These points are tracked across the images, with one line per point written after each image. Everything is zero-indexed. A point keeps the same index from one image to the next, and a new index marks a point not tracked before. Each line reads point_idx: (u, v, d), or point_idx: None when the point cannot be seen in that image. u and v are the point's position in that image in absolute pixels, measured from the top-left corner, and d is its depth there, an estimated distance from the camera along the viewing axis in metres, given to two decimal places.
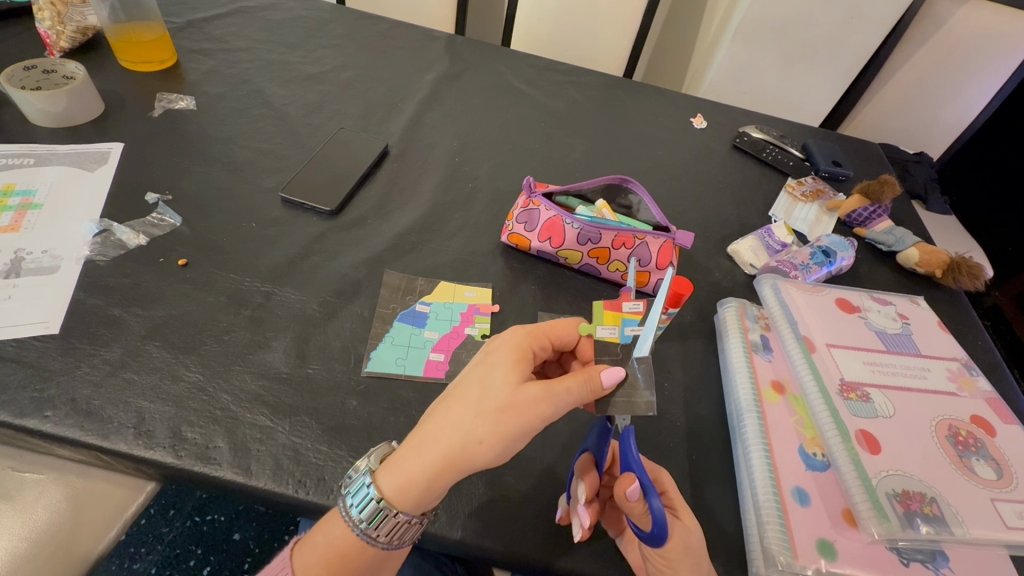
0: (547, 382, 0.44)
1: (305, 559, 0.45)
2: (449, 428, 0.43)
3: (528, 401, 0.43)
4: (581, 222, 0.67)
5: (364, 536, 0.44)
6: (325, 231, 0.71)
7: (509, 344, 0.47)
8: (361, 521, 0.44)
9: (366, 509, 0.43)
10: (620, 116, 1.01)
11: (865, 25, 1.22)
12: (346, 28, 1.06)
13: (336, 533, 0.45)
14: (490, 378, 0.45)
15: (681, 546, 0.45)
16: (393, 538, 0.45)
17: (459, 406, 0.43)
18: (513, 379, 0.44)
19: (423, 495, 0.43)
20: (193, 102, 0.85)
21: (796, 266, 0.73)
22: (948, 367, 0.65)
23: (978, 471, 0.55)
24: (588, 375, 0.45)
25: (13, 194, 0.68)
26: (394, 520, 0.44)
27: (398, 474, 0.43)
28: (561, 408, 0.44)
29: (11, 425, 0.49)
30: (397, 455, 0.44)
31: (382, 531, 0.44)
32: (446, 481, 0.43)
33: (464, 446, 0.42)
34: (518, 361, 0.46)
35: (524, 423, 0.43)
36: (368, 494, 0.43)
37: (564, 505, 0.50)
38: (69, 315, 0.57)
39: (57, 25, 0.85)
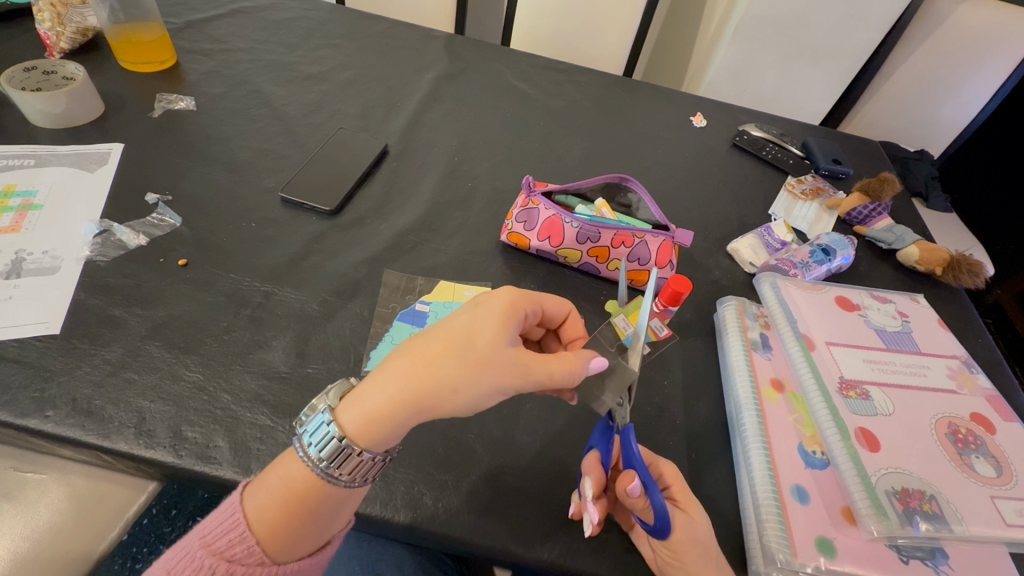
0: (533, 355, 0.44)
1: (256, 500, 0.43)
2: (429, 372, 0.43)
3: (512, 368, 0.43)
4: (580, 221, 0.67)
5: (323, 474, 0.43)
6: (324, 231, 0.72)
7: (503, 300, 0.47)
8: (320, 460, 0.43)
9: (325, 448, 0.43)
10: (620, 115, 1.01)
11: (865, 23, 1.22)
12: (345, 28, 1.06)
13: (293, 471, 0.44)
14: (479, 329, 0.44)
15: (685, 537, 0.45)
16: (354, 477, 0.44)
17: (444, 352, 0.43)
18: (502, 338, 0.44)
19: (384, 433, 0.43)
20: (193, 103, 0.85)
21: (795, 264, 0.73)
22: (947, 365, 0.64)
23: (978, 469, 0.55)
24: (577, 362, 0.45)
25: (13, 195, 0.68)
26: (355, 459, 0.43)
27: (367, 409, 0.43)
28: (538, 383, 0.44)
29: (11, 424, 0.50)
30: (367, 387, 0.44)
31: (344, 469, 0.43)
32: (411, 420, 0.44)
33: (438, 390, 0.43)
34: (510, 319, 0.46)
35: (502, 386, 0.43)
36: (329, 432, 0.43)
37: (577, 502, 0.50)
38: (69, 316, 0.57)
39: (57, 26, 0.85)
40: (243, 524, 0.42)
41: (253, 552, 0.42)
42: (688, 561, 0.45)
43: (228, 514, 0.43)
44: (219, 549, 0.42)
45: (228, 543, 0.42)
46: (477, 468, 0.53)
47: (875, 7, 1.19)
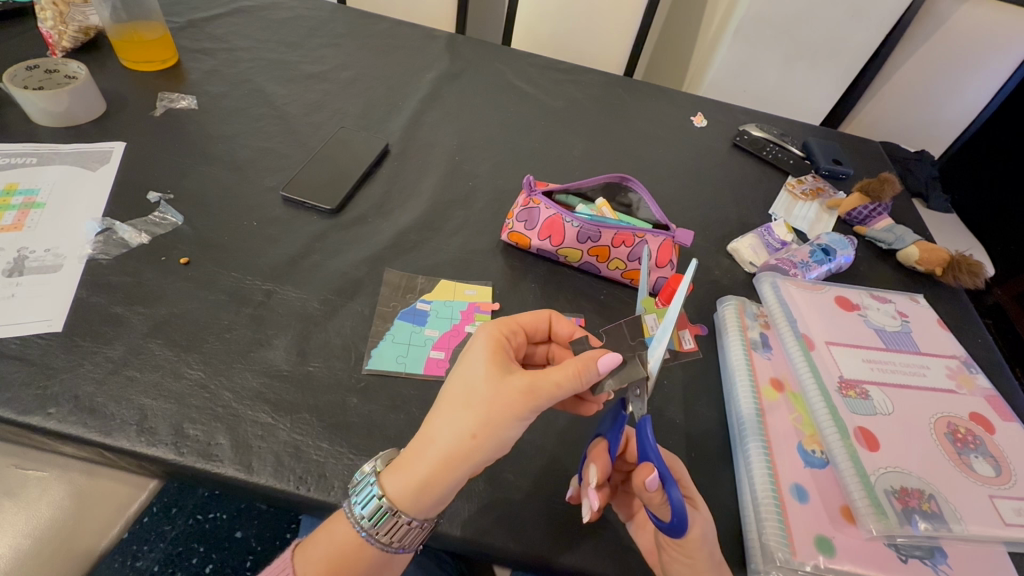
0: (531, 373, 0.44)
1: (303, 556, 0.46)
2: (442, 430, 0.44)
3: (516, 393, 0.43)
4: (581, 220, 0.67)
5: (368, 537, 0.45)
6: (325, 229, 0.72)
7: (486, 342, 0.47)
8: (363, 518, 0.45)
9: (368, 506, 0.45)
10: (621, 114, 1.01)
11: (865, 23, 1.22)
12: (346, 27, 1.06)
13: (339, 533, 0.46)
14: (472, 376, 0.45)
15: (701, 536, 0.45)
16: (395, 538, 0.46)
17: (448, 409, 0.45)
18: (496, 374, 0.45)
19: (422, 498, 0.44)
20: (194, 102, 0.85)
21: (795, 264, 0.73)
22: (947, 365, 0.65)
23: (977, 468, 0.55)
24: (577, 364, 0.44)
25: (15, 193, 0.68)
26: (395, 521, 0.45)
27: (397, 478, 0.44)
28: (547, 399, 0.44)
29: (12, 421, 0.50)
30: (399, 458, 0.46)
31: (384, 530, 0.45)
32: (449, 478, 0.44)
33: (458, 444, 0.43)
34: (498, 357, 0.46)
35: (515, 413, 0.43)
36: (371, 492, 0.45)
37: (576, 485, 0.51)
38: (71, 314, 0.57)
39: (59, 25, 0.85)
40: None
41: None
42: (698, 559, 0.45)
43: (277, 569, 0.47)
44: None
45: None
46: None
47: (876, 6, 1.19)
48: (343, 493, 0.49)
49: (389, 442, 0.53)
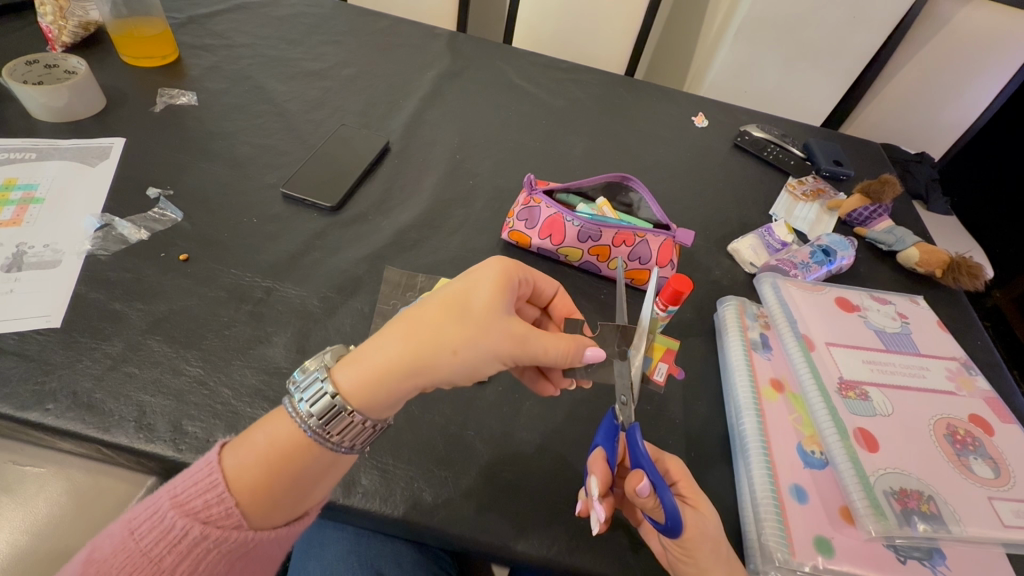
0: (528, 326, 0.45)
1: (238, 456, 0.41)
2: (423, 334, 0.43)
3: (509, 335, 0.44)
4: (582, 219, 0.67)
5: (314, 434, 0.42)
6: (325, 227, 0.72)
7: (496, 268, 0.47)
8: (310, 417, 0.41)
9: (317, 404, 0.41)
10: (622, 114, 1.01)
11: (866, 25, 1.22)
12: (347, 24, 1.06)
13: (281, 430, 0.42)
14: (474, 295, 0.45)
15: (697, 535, 0.45)
16: (344, 440, 0.42)
17: (438, 315, 0.44)
18: (498, 305, 0.45)
19: (379, 396, 0.42)
20: (194, 98, 0.85)
21: (796, 265, 0.73)
22: (947, 367, 0.65)
23: (976, 470, 0.55)
24: (569, 343, 0.46)
25: (14, 188, 0.68)
26: (347, 421, 0.41)
27: (360, 372, 0.43)
28: (532, 356, 0.45)
29: (11, 417, 0.50)
30: (365, 351, 0.44)
31: (334, 429, 0.41)
32: (407, 385, 0.43)
33: (436, 352, 0.43)
34: (504, 286, 0.46)
35: (499, 351, 0.43)
36: (322, 389, 0.42)
37: (586, 498, 0.49)
38: (70, 310, 0.57)
39: (59, 20, 0.85)
40: (220, 485, 0.39)
41: (231, 513, 0.39)
42: (700, 558, 0.45)
43: (202, 472, 0.40)
44: (194, 509, 0.39)
45: (203, 504, 0.39)
46: (475, 464, 0.53)
47: (877, 8, 1.19)
48: (341, 490, 0.49)
49: (388, 441, 0.53)
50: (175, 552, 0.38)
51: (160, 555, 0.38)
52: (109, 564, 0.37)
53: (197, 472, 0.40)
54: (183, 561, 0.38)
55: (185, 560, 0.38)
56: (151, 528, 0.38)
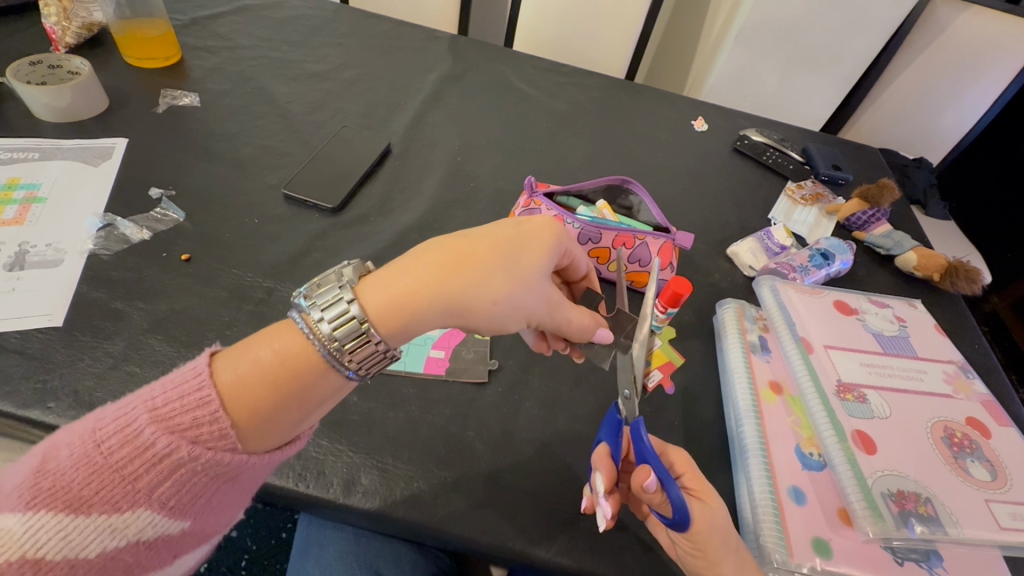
0: (563, 296, 0.48)
1: (237, 372, 0.39)
2: (464, 270, 0.43)
3: (548, 300, 0.47)
4: (582, 221, 0.67)
5: (331, 358, 0.40)
6: (327, 228, 0.72)
7: (547, 228, 0.48)
8: (333, 339, 0.40)
9: (342, 328, 0.40)
10: (622, 118, 1.01)
11: (864, 30, 1.23)
12: (349, 27, 1.07)
13: (290, 346, 0.40)
14: (521, 247, 0.45)
15: (707, 528, 0.45)
16: (362, 368, 0.42)
17: (484, 256, 0.43)
18: (542, 263, 0.46)
19: (405, 322, 0.42)
20: (197, 99, 0.85)
21: (794, 268, 0.74)
22: (944, 370, 0.65)
23: (973, 472, 0.55)
24: (592, 320, 0.51)
25: (17, 187, 0.68)
26: (369, 348, 0.41)
27: (391, 296, 0.41)
28: (556, 321, 0.49)
29: (13, 415, 0.50)
30: (397, 274, 0.42)
31: (357, 356, 0.41)
32: (435, 319, 0.42)
33: (475, 292, 0.43)
34: (553, 247, 0.47)
35: (532, 311, 0.46)
36: (348, 312, 0.40)
37: (589, 496, 0.49)
38: (72, 309, 0.57)
39: (63, 21, 0.85)
40: (213, 403, 0.37)
41: (224, 436, 0.37)
42: (711, 551, 0.45)
43: (191, 385, 0.38)
44: (179, 427, 0.37)
45: (189, 421, 0.37)
46: (475, 464, 0.53)
47: (875, 14, 1.20)
48: (342, 490, 0.49)
49: (388, 441, 0.53)
50: (155, 471, 0.36)
51: (138, 472, 0.36)
52: (74, 478, 0.35)
53: (182, 384, 0.38)
54: (165, 481, 0.37)
55: (167, 480, 0.37)
56: (126, 443, 0.36)
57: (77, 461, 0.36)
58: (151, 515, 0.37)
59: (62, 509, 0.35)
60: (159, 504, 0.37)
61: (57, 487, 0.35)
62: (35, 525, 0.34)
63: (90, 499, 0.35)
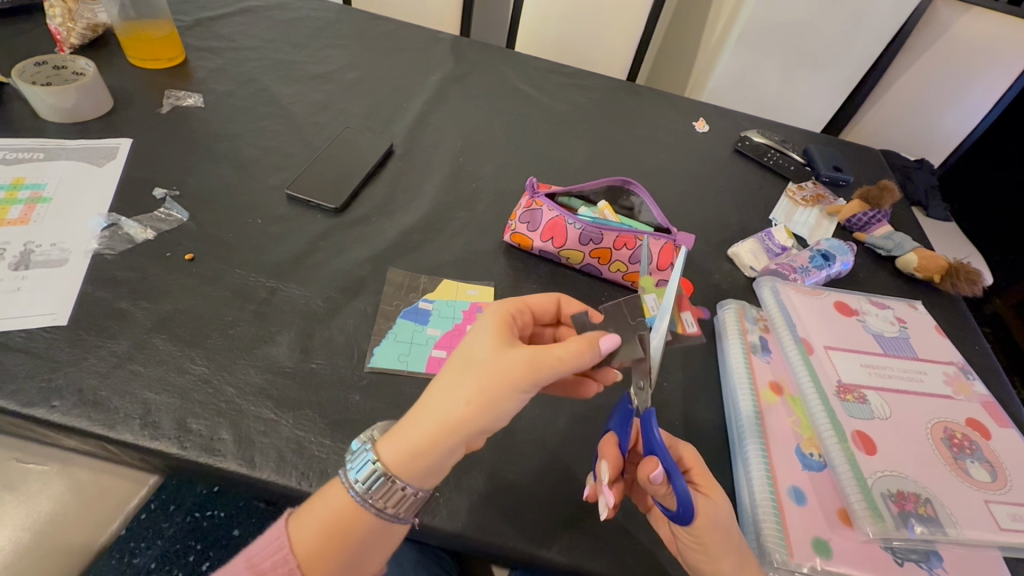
0: (537, 352, 0.43)
1: (302, 525, 0.41)
2: (437, 396, 0.42)
3: (521, 363, 0.42)
4: (583, 222, 0.68)
5: (365, 504, 0.41)
6: (329, 228, 0.72)
7: (490, 322, 0.47)
8: (357, 483, 0.41)
9: (362, 472, 0.41)
10: (624, 119, 1.02)
11: (865, 32, 1.23)
12: (352, 28, 1.07)
13: (338, 498, 0.42)
14: (475, 348, 0.44)
15: (709, 522, 0.45)
16: (392, 506, 0.41)
17: (447, 377, 0.43)
18: (497, 346, 0.44)
19: (417, 461, 0.41)
20: (201, 100, 0.86)
21: (795, 269, 0.74)
22: (944, 371, 0.65)
23: (973, 473, 0.55)
24: (585, 345, 0.45)
25: (22, 187, 0.69)
26: (391, 488, 0.40)
27: (395, 442, 0.41)
28: (552, 372, 0.43)
29: (18, 413, 0.50)
30: (399, 423, 0.43)
31: (381, 497, 0.41)
32: (447, 448, 0.41)
33: (454, 407, 0.41)
34: (502, 332, 0.46)
35: (516, 381, 0.42)
36: (366, 459, 0.41)
37: (593, 485, 0.50)
38: (76, 308, 0.58)
39: (68, 22, 0.86)
40: (286, 549, 0.40)
41: None
42: (712, 546, 0.45)
43: (273, 535, 0.41)
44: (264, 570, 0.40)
45: (270, 565, 0.40)
46: (477, 464, 0.53)
47: (877, 15, 1.20)
48: None
49: None
50: None
51: None
52: None
53: (268, 535, 0.42)
54: None
55: None
56: None
57: None
58: None
59: None
60: None
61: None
62: None
63: None
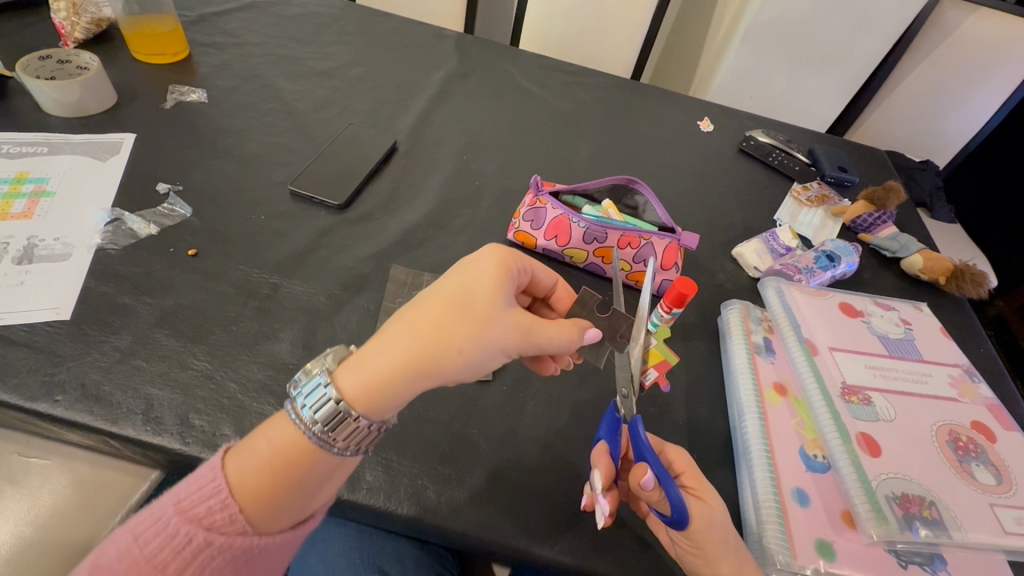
0: (533, 319, 0.44)
1: (242, 463, 0.38)
2: (423, 332, 0.40)
3: (518, 329, 0.43)
4: (587, 221, 0.67)
5: (318, 440, 0.39)
6: (333, 224, 0.72)
7: (494, 261, 0.45)
8: (314, 423, 0.39)
9: (320, 409, 0.38)
10: (629, 118, 1.01)
11: (872, 32, 1.23)
12: (356, 24, 1.07)
13: (284, 433, 0.39)
14: (474, 289, 0.42)
15: (706, 527, 0.45)
16: (350, 444, 0.40)
17: (438, 312, 0.41)
18: (498, 296, 0.43)
19: (385, 396, 0.40)
20: (204, 95, 0.86)
21: (800, 269, 0.74)
22: (949, 373, 0.65)
23: (978, 476, 0.55)
24: (573, 331, 0.48)
25: (26, 182, 0.69)
26: (352, 425, 0.39)
27: (365, 375, 0.40)
28: (538, 347, 0.45)
29: (21, 407, 0.50)
30: (368, 354, 0.40)
31: (340, 435, 0.39)
32: (414, 386, 0.40)
33: (442, 351, 0.40)
34: (504, 279, 0.44)
35: (508, 347, 0.42)
36: (325, 394, 0.39)
37: (589, 494, 0.49)
38: (79, 302, 0.58)
39: (72, 16, 0.86)
40: (224, 492, 0.37)
41: (235, 520, 0.37)
42: (710, 550, 0.45)
43: (206, 478, 0.38)
44: (197, 516, 0.36)
45: (206, 510, 0.37)
46: (478, 462, 0.53)
47: (884, 16, 1.20)
48: (346, 487, 0.50)
49: (392, 438, 0.53)
50: (179, 560, 0.35)
51: (165, 560, 0.35)
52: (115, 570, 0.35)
53: (201, 477, 0.38)
54: (189, 567, 0.35)
55: (190, 567, 0.35)
56: (157, 534, 0.36)
57: (117, 555, 0.35)
58: None
59: None
60: None
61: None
62: None
63: None
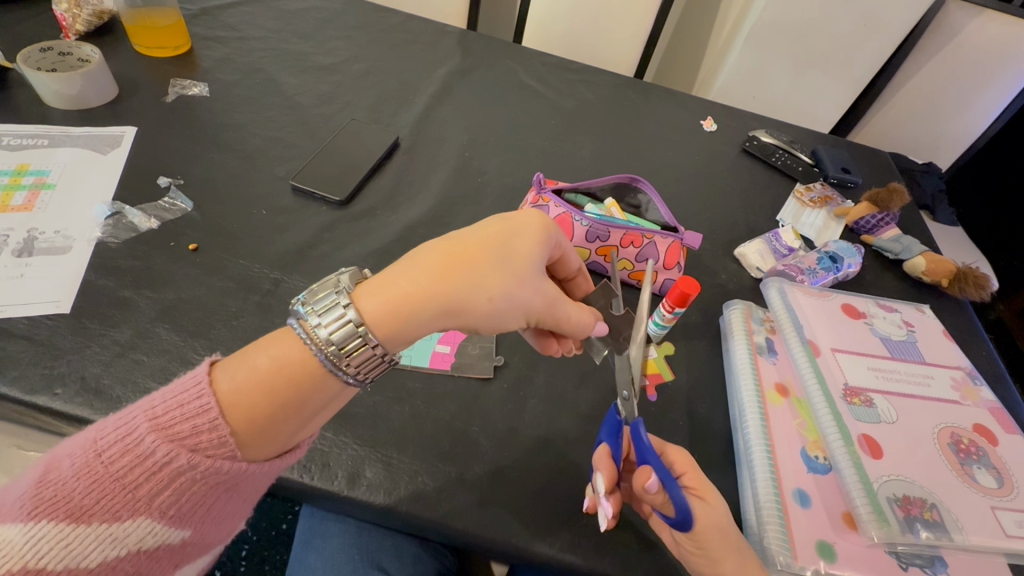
0: (559, 291, 0.47)
1: (236, 380, 0.38)
2: (458, 269, 0.41)
3: (545, 296, 0.45)
4: (590, 219, 0.67)
5: (328, 363, 0.39)
6: (334, 220, 0.72)
7: (535, 222, 0.46)
8: (329, 345, 0.38)
9: (338, 331, 0.38)
10: (632, 116, 1.01)
11: (877, 33, 1.22)
12: (359, 20, 1.06)
13: (286, 353, 0.39)
14: (514, 241, 0.44)
15: (709, 527, 0.45)
16: (360, 373, 0.40)
17: (478, 253, 0.42)
18: (535, 256, 0.45)
19: (404, 325, 0.40)
20: (206, 89, 0.85)
21: (802, 270, 0.74)
22: (951, 376, 0.64)
23: (979, 479, 0.55)
24: (588, 315, 0.50)
25: (26, 174, 0.68)
26: (367, 354, 0.39)
27: (390, 301, 0.40)
28: (558, 317, 0.47)
29: (21, 400, 0.50)
30: (395, 280, 0.41)
31: (353, 361, 0.39)
32: (434, 322, 0.41)
33: (475, 293, 0.41)
34: (543, 241, 0.46)
35: (532, 308, 0.44)
36: (345, 316, 0.39)
37: (593, 496, 0.49)
38: (79, 296, 0.57)
39: (73, 8, 0.85)
40: (213, 411, 0.36)
41: (223, 444, 0.36)
42: (713, 549, 0.45)
43: (190, 394, 0.37)
44: (178, 436, 0.36)
45: (189, 430, 0.36)
46: (479, 460, 0.53)
47: (889, 17, 1.19)
48: (346, 483, 0.49)
49: (392, 436, 0.53)
50: (154, 480, 0.35)
51: (138, 481, 0.35)
52: (74, 487, 0.34)
53: (181, 392, 0.37)
54: (165, 489, 0.36)
55: (166, 490, 0.36)
56: (126, 452, 0.35)
57: (78, 469, 0.35)
58: (151, 524, 0.36)
59: (65, 518, 0.34)
60: (159, 513, 0.36)
61: (60, 496, 0.34)
62: (36, 534, 0.33)
63: (92, 508, 0.34)
